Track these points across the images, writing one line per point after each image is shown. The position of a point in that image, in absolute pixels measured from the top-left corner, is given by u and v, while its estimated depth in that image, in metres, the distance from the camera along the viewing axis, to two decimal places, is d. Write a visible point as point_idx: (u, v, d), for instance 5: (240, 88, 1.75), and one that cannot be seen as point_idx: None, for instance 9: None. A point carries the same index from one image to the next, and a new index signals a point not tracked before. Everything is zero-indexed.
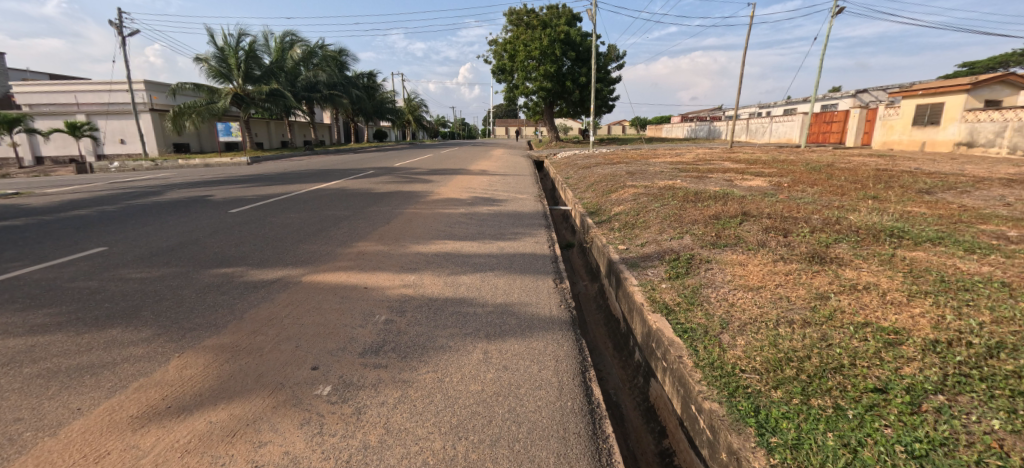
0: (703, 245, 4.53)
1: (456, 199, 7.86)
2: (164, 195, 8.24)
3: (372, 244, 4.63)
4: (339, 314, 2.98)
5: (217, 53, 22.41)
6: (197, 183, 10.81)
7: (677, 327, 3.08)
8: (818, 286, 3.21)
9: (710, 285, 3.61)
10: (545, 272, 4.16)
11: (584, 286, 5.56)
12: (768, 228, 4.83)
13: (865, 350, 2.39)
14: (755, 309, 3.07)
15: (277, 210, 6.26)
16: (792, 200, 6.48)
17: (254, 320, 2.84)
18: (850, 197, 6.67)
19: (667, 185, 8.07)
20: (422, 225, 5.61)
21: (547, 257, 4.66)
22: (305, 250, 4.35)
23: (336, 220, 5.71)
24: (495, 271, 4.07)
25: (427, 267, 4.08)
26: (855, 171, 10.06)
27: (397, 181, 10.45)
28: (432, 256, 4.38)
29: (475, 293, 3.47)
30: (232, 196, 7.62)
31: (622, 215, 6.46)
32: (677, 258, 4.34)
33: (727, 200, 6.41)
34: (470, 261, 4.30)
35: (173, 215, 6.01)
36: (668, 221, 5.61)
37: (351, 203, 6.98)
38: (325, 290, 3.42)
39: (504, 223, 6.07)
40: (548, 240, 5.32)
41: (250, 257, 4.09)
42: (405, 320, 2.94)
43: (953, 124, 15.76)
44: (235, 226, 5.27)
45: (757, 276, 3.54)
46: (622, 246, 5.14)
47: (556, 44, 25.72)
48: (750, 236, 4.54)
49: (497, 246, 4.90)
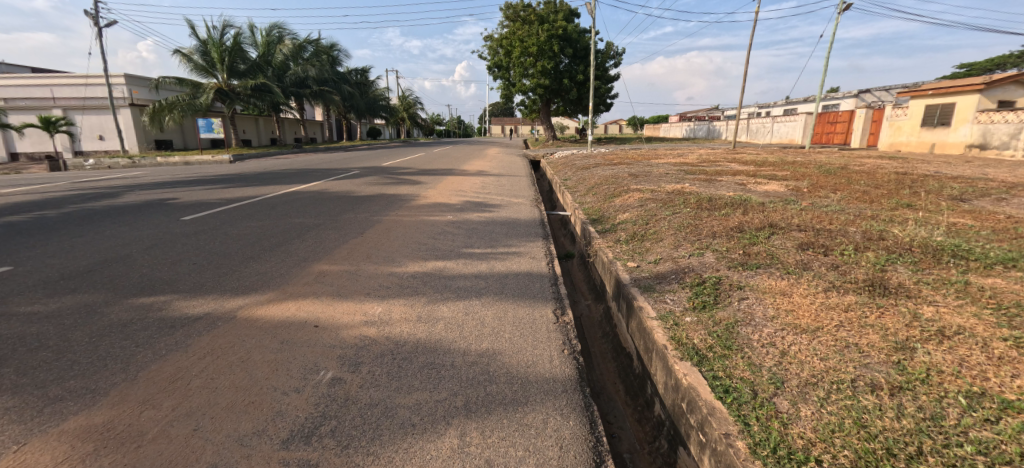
0: (728, 265, 3.82)
1: (444, 204, 7.11)
2: (121, 198, 7.44)
3: (336, 264, 3.88)
4: (269, 370, 2.23)
5: (200, 46, 21.59)
6: (170, 183, 10.09)
7: (716, 385, 2.35)
8: (895, 332, 2.50)
9: (748, 322, 2.90)
10: (544, 299, 3.43)
11: (587, 306, 4.89)
12: (803, 244, 4.14)
13: (999, 444, 1.69)
14: (819, 362, 2.37)
15: (237, 217, 5.50)
16: (818, 208, 5.81)
17: (148, 384, 2.08)
18: (881, 205, 6.01)
19: (676, 190, 7.37)
20: (400, 237, 4.86)
21: (545, 278, 3.93)
22: (251, 271, 3.60)
23: (301, 231, 4.94)
24: (481, 298, 3.35)
25: (399, 294, 3.33)
26: (874, 175, 9.39)
27: (383, 183, 9.67)
28: (407, 278, 3.65)
29: (455, 334, 2.74)
30: (193, 200, 6.85)
31: (628, 224, 5.74)
32: (701, 282, 3.60)
33: (746, 207, 5.71)
34: (452, 285, 3.56)
35: (116, 222, 5.25)
36: (684, 233, 4.90)
37: (325, 209, 6.23)
38: (262, 331, 2.65)
39: (495, 233, 5.35)
40: (547, 256, 4.59)
41: (182, 281, 3.34)
42: (357, 380, 2.19)
43: (965, 126, 15.20)
44: (180, 238, 4.51)
45: (808, 313, 2.83)
46: (631, 263, 4.42)
47: (553, 40, 24.98)
48: (785, 255, 3.83)
49: (487, 264, 4.18)
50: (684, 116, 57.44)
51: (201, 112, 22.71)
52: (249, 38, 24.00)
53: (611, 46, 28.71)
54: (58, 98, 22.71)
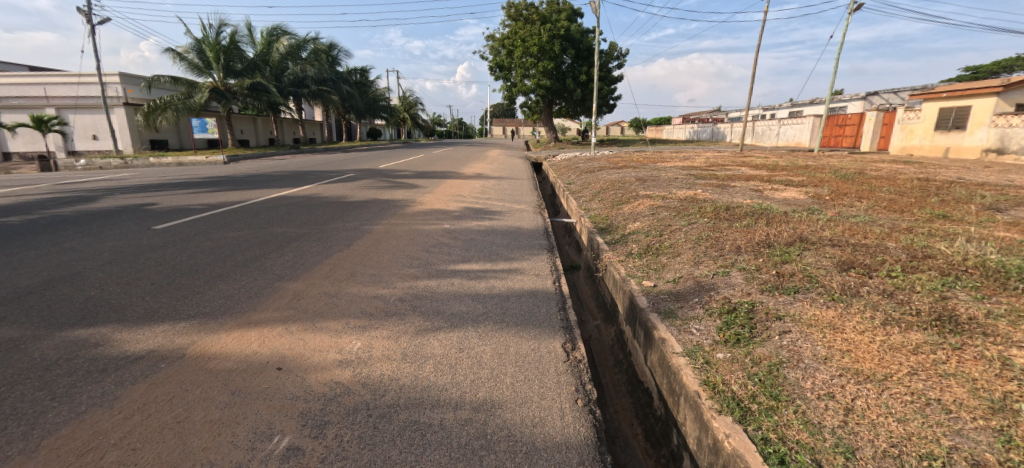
0: (760, 288, 3.35)
1: (441, 211, 6.64)
2: (97, 202, 6.97)
3: (315, 283, 3.40)
4: (209, 436, 1.78)
5: (195, 45, 21.18)
6: (156, 185, 9.62)
7: (768, 452, 1.88)
8: (988, 387, 2.03)
9: (795, 364, 2.44)
10: (551, 330, 2.96)
11: (596, 328, 4.45)
12: (842, 263, 3.68)
13: None
14: (896, 425, 1.91)
15: (214, 226, 5.03)
16: (847, 218, 5.34)
17: (49, 460, 1.63)
18: (914, 216, 5.54)
19: (689, 197, 6.91)
20: (390, 251, 4.39)
21: (552, 300, 3.46)
22: (215, 294, 3.13)
23: (281, 243, 4.48)
24: (478, 328, 2.88)
25: (384, 323, 2.85)
26: (895, 181, 8.91)
27: (378, 186, 9.23)
28: (395, 302, 3.18)
29: (447, 379, 2.27)
30: (172, 205, 6.37)
31: (642, 235, 5.27)
32: (733, 310, 3.12)
33: (769, 218, 5.25)
34: (445, 311, 3.08)
35: (81, 232, 4.78)
36: (704, 247, 4.44)
37: (312, 216, 5.76)
38: (211, 376, 2.18)
39: (494, 245, 4.89)
40: (554, 273, 4.13)
41: (134, 308, 2.89)
42: (320, 450, 1.73)
43: (982, 129, 14.70)
44: (145, 252, 4.05)
45: (869, 356, 2.36)
46: (647, 282, 3.94)
47: (556, 40, 24.52)
48: (826, 277, 3.35)
49: (486, 283, 3.72)
50: (687, 118, 57.05)
51: (197, 111, 22.31)
52: (246, 36, 23.64)
53: (614, 46, 28.26)
54: (51, 97, 22.32)
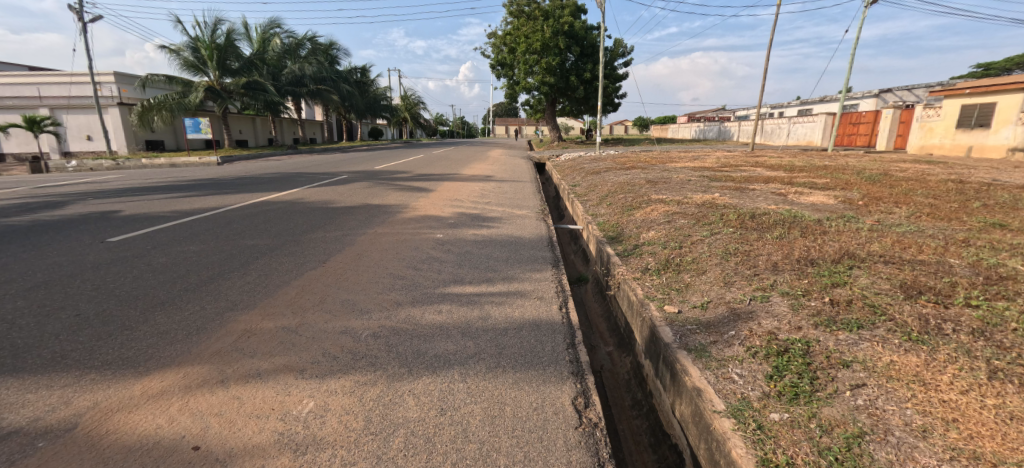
0: (812, 322, 2.74)
1: (434, 217, 6.08)
2: (65, 209, 6.42)
3: (273, 315, 2.83)
4: None
5: (190, 43, 20.70)
6: (136, 189, 9.05)
7: None
8: None
9: (883, 437, 1.83)
10: (558, 376, 2.38)
11: (608, 357, 3.87)
12: (905, 288, 3.08)
13: None
14: None
15: (175, 238, 4.46)
16: (889, 228, 4.73)
17: None
18: (965, 225, 4.92)
19: (706, 202, 6.29)
20: (371, 268, 3.82)
21: (559, 334, 2.86)
22: (145, 332, 2.56)
23: (246, 259, 3.90)
24: (467, 376, 2.29)
25: (350, 370, 2.27)
26: (926, 183, 8.25)
27: (371, 189, 8.67)
28: (366, 339, 2.60)
29: (422, 464, 1.69)
30: (140, 212, 5.80)
31: (658, 247, 4.65)
32: (783, 351, 2.52)
33: (804, 228, 4.64)
34: (428, 353, 2.49)
35: (24, 246, 4.22)
36: (734, 263, 3.85)
37: (290, 225, 5.20)
38: (99, 464, 1.61)
39: (492, 260, 4.31)
40: (560, 295, 3.55)
41: (36, 353, 2.31)
42: None
43: (1008, 127, 13.98)
44: (86, 271, 3.49)
45: (988, 431, 1.76)
46: (669, 307, 3.33)
47: (559, 37, 23.92)
48: (893, 309, 2.76)
49: (480, 310, 3.14)
50: (693, 117, 56.35)
51: (192, 111, 21.86)
52: (242, 34, 23.11)
53: (620, 43, 27.51)
54: (45, 96, 21.88)
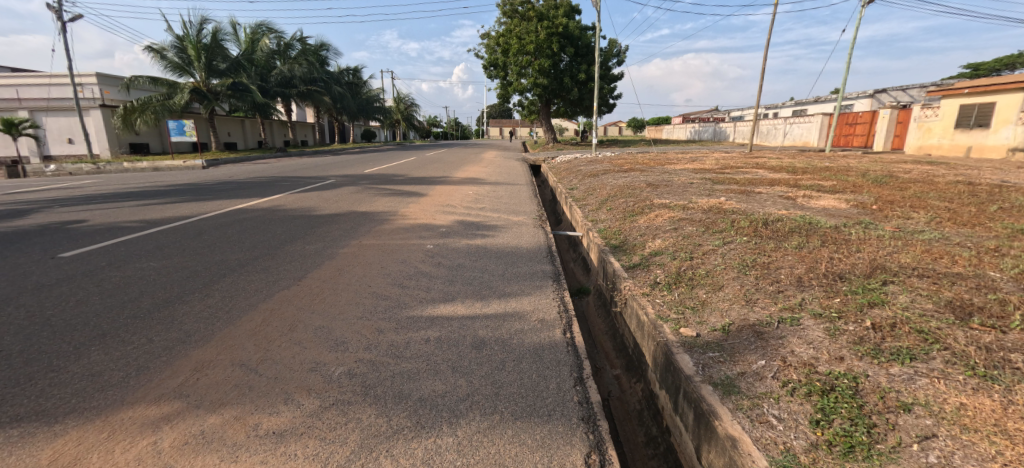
0: (855, 351, 2.39)
1: (425, 226, 5.70)
2: (25, 218, 5.94)
3: (231, 348, 2.42)
4: None
5: (174, 43, 20.13)
6: (109, 195, 8.57)
7: None
8: None
9: None
10: (567, 424, 2.00)
11: (616, 382, 3.49)
12: (954, 308, 2.74)
13: None
14: None
15: (135, 253, 4.03)
16: (913, 235, 4.40)
17: None
18: (991, 231, 4.61)
19: (713, 207, 5.95)
20: (350, 287, 3.42)
21: (564, 365, 2.49)
22: (73, 374, 2.14)
23: (211, 277, 3.49)
24: (460, 427, 1.91)
25: (316, 425, 1.87)
26: (935, 186, 7.96)
27: (359, 194, 8.26)
28: (339, 378, 2.21)
29: None
30: (105, 222, 5.35)
31: (667, 258, 4.29)
32: (829, 389, 2.15)
33: (823, 236, 4.30)
34: (412, 395, 2.11)
35: None
36: (754, 278, 3.49)
37: (266, 236, 4.78)
38: None
39: (486, 274, 3.93)
40: (563, 316, 3.17)
41: None
42: None
43: (1008, 127, 13.83)
44: (22, 295, 3.06)
45: None
46: (687, 329, 2.95)
47: (553, 38, 23.57)
48: (947, 335, 2.41)
49: (473, 336, 2.76)
50: (687, 118, 56.40)
51: (177, 113, 21.30)
52: (229, 34, 22.55)
53: (614, 43, 27.26)
54: (23, 98, 21.27)
